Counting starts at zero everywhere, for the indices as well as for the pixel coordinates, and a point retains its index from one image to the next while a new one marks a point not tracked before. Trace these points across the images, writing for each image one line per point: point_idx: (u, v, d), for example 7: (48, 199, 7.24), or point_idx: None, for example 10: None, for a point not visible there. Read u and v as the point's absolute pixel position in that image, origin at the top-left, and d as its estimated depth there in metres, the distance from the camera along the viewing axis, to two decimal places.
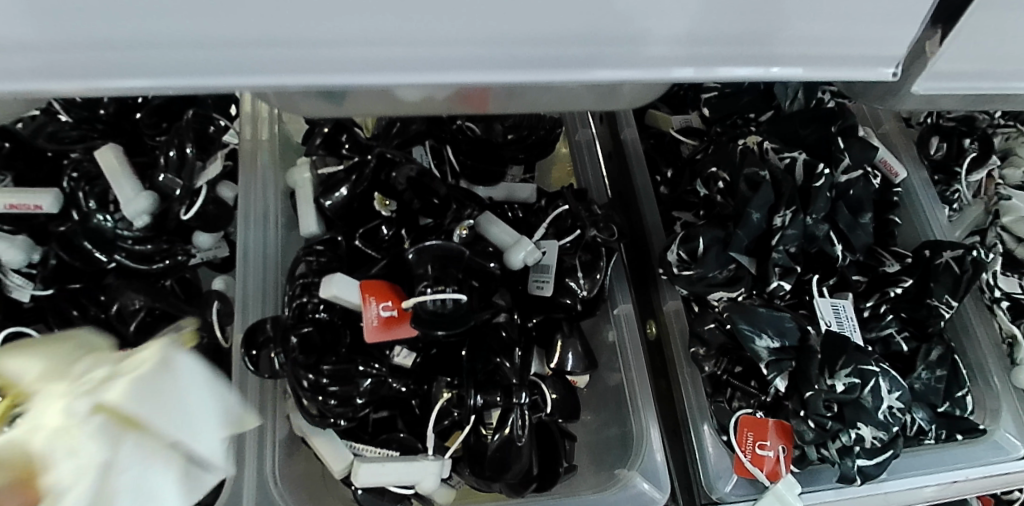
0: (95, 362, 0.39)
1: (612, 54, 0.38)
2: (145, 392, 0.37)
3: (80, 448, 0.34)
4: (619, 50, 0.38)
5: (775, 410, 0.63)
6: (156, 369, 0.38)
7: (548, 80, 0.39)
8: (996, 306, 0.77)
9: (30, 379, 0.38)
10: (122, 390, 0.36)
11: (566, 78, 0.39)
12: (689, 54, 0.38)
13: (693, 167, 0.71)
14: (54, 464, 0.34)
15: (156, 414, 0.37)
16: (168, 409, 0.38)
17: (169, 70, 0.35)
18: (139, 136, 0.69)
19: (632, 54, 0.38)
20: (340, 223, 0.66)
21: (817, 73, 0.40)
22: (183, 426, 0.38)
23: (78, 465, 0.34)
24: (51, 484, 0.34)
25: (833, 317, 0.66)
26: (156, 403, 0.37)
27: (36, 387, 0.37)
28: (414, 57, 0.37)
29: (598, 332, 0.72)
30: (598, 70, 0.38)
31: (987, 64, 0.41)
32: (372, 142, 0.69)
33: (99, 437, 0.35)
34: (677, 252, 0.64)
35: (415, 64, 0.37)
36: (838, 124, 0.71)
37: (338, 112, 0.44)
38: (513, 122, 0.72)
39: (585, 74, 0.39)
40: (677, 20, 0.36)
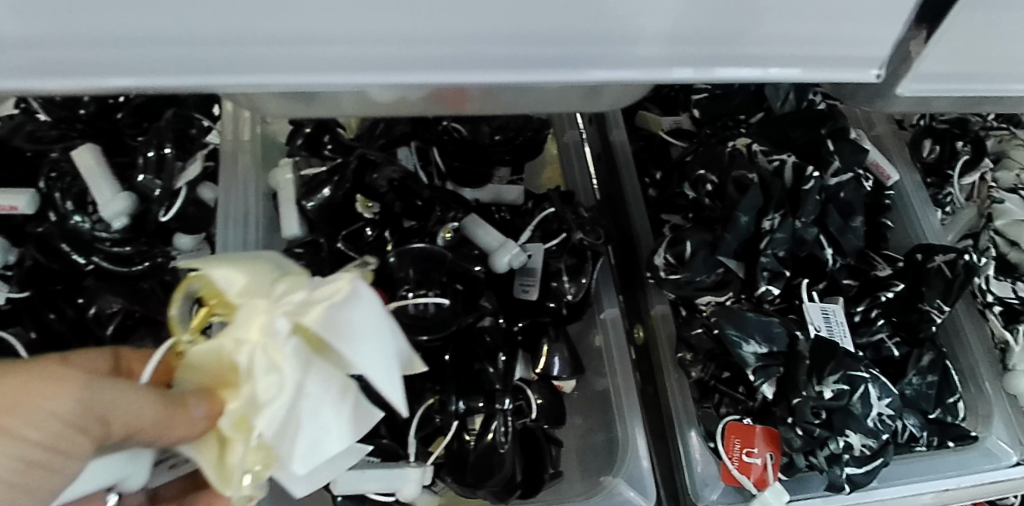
0: (292, 283, 0.40)
1: (587, 53, 0.37)
2: (337, 321, 0.39)
3: (277, 366, 0.39)
4: (595, 49, 0.36)
5: (763, 416, 0.61)
6: (344, 301, 0.39)
7: (521, 80, 0.38)
8: (989, 310, 0.75)
9: (236, 292, 0.40)
10: (318, 319, 0.39)
11: (539, 78, 0.38)
12: (653, 55, 0.37)
13: (681, 170, 0.70)
14: (255, 376, 0.39)
15: (343, 346, 0.38)
16: (355, 343, 0.39)
17: (130, 67, 0.34)
18: (119, 136, 0.68)
19: (601, 52, 0.37)
20: (323, 226, 0.64)
21: (798, 73, 0.39)
22: (368, 362, 0.39)
23: (274, 381, 0.39)
24: (252, 393, 0.39)
25: (824, 323, 0.65)
26: (341, 333, 0.39)
27: (240, 304, 0.40)
28: (384, 56, 0.36)
29: (585, 336, 0.71)
30: (587, 71, 0.37)
31: (972, 65, 0.40)
32: (355, 143, 0.68)
33: (295, 357, 0.39)
34: (664, 256, 0.64)
35: (384, 64, 0.36)
36: (828, 127, 0.70)
37: (306, 110, 0.42)
38: (500, 123, 0.71)
39: (576, 74, 0.37)
40: (649, 19, 0.35)
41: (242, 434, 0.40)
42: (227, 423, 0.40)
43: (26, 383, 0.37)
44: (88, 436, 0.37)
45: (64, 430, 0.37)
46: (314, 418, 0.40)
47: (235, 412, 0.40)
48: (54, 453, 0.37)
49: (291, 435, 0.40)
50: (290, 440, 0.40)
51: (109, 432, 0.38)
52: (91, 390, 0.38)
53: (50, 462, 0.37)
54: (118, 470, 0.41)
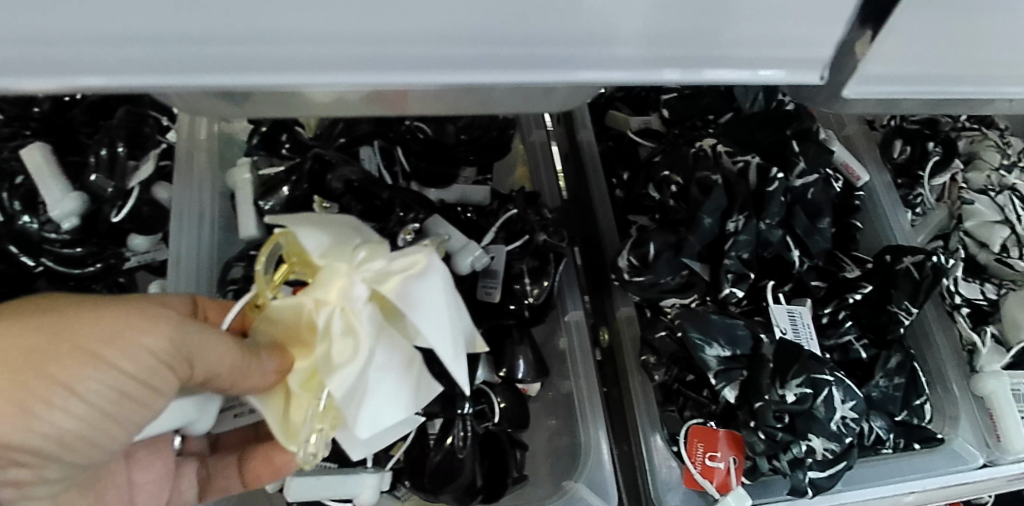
0: (372, 251, 0.43)
1: (541, 54, 0.36)
2: (412, 294, 0.42)
3: (353, 330, 0.42)
4: (550, 49, 0.36)
5: (726, 419, 0.62)
6: (420, 274, 0.43)
7: (466, 80, 0.37)
8: (956, 312, 0.76)
9: (319, 255, 0.43)
10: (394, 288, 0.42)
11: (487, 78, 0.37)
12: (631, 55, 0.37)
13: (648, 170, 0.69)
14: (331, 337, 0.42)
15: (415, 318, 0.42)
16: (425, 314, 0.42)
17: (46, 68, 0.33)
18: (72, 134, 0.66)
19: (576, 54, 0.36)
20: (282, 226, 0.63)
21: (742, 76, 0.39)
22: (435, 335, 0.42)
23: (349, 345, 0.42)
24: (325, 355, 0.42)
25: (790, 325, 0.64)
26: (416, 305, 0.42)
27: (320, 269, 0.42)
28: (319, 55, 0.35)
29: (550, 339, 0.70)
30: (579, 72, 0.37)
31: (918, 67, 0.40)
32: (313, 142, 0.67)
33: (371, 323, 0.42)
34: (627, 259, 0.63)
35: (319, 63, 0.35)
36: (794, 127, 0.69)
37: (243, 114, 0.42)
38: (465, 122, 0.69)
39: (565, 75, 0.37)
40: (628, 19, 0.35)
41: (314, 391, 0.44)
42: (298, 378, 0.44)
43: (121, 318, 0.38)
44: (177, 373, 0.40)
45: (161, 365, 0.39)
46: (378, 387, 0.43)
47: (311, 370, 0.44)
48: (149, 388, 0.38)
49: (358, 402, 0.42)
50: (357, 407, 0.42)
51: (194, 371, 0.41)
52: (185, 329, 0.40)
53: (143, 396, 0.38)
54: (185, 415, 0.45)
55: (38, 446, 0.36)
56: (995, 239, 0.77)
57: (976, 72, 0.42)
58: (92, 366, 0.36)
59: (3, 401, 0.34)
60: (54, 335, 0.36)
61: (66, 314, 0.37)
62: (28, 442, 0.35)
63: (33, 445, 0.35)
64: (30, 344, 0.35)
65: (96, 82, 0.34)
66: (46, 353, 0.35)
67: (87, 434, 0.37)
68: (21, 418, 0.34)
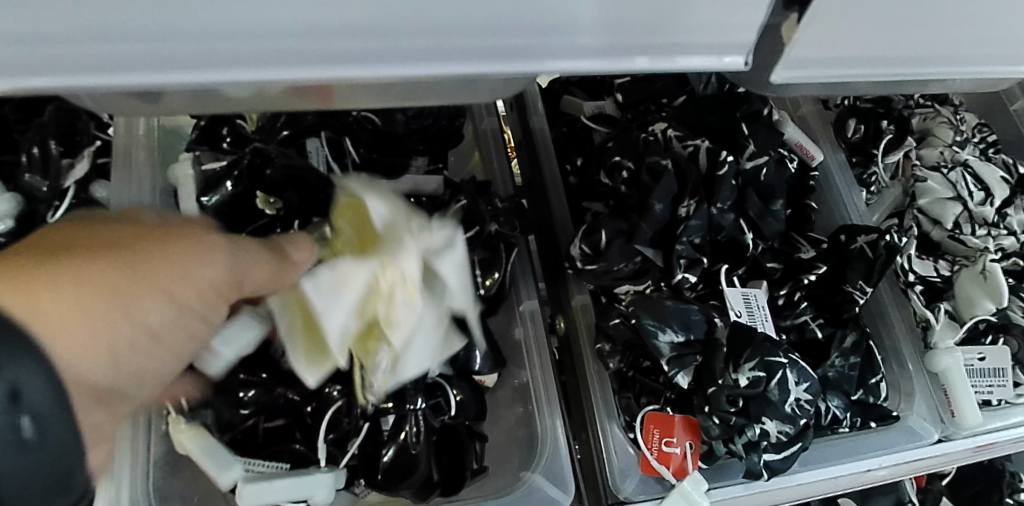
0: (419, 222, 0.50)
1: (484, 46, 0.36)
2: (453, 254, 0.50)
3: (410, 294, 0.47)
4: (490, 43, 0.36)
5: (682, 405, 0.62)
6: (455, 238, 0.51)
7: (400, 73, 0.36)
8: (911, 290, 0.76)
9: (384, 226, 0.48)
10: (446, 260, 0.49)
11: (421, 72, 0.36)
12: (597, 43, 0.37)
13: (600, 156, 0.68)
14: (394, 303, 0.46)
15: (461, 276, 0.50)
16: (463, 274, 0.50)
17: None
18: (5, 132, 0.64)
19: (540, 44, 0.36)
20: (224, 224, 0.61)
21: (675, 62, 0.39)
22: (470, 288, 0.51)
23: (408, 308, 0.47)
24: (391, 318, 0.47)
25: (744, 308, 0.64)
26: (457, 263, 0.50)
27: (385, 232, 0.48)
28: (239, 47, 0.33)
29: (505, 330, 0.69)
30: (551, 61, 0.37)
31: (850, 50, 0.40)
32: (255, 135, 0.66)
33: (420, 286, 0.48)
34: (580, 247, 0.62)
35: (239, 58, 0.33)
36: (743, 110, 0.70)
37: (160, 110, 0.40)
38: (415, 111, 0.68)
39: (540, 66, 0.37)
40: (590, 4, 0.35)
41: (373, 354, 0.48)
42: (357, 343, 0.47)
43: (175, 250, 0.40)
44: (224, 294, 0.43)
45: (210, 291, 0.42)
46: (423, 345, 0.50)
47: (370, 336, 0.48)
48: (202, 308, 0.42)
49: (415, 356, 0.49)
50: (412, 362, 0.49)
51: (236, 292, 0.44)
52: (230, 257, 0.43)
53: (195, 315, 0.42)
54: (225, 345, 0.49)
55: (121, 366, 0.37)
56: (948, 215, 0.78)
57: (918, 54, 0.42)
58: (161, 293, 0.38)
59: (104, 320, 0.35)
60: (118, 264, 0.36)
61: (124, 247, 0.38)
62: (117, 363, 0.37)
63: (118, 364, 0.37)
64: (108, 271, 0.36)
65: None
66: (128, 277, 0.36)
67: (148, 355, 0.39)
68: (113, 338, 0.36)
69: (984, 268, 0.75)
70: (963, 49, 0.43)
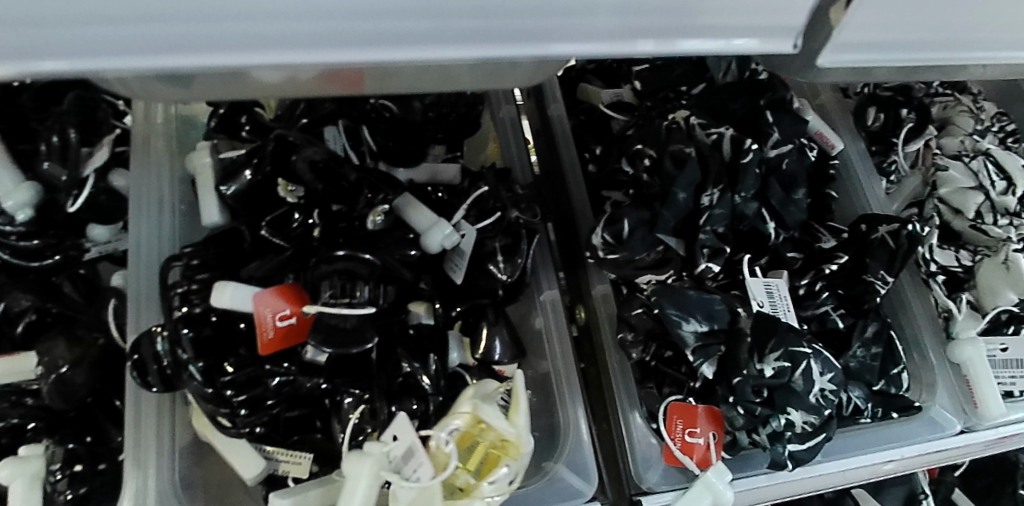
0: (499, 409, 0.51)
1: (500, 28, 0.35)
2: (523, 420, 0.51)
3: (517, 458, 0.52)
4: (511, 26, 0.35)
5: (706, 395, 0.61)
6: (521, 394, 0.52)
7: (438, 56, 0.35)
8: (933, 279, 0.76)
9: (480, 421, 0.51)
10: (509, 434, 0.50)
11: (458, 54, 0.35)
12: (629, 25, 0.36)
13: (620, 145, 0.68)
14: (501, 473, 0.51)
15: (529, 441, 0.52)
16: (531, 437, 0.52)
17: None
18: (22, 120, 0.63)
19: (582, 26, 0.36)
20: (243, 212, 0.60)
21: (718, 43, 0.38)
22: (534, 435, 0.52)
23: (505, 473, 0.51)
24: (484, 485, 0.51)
25: (767, 298, 0.63)
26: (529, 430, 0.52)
27: (521, 443, 0.50)
28: (265, 30, 0.32)
29: (525, 320, 0.69)
30: (599, 41, 0.36)
31: (898, 33, 0.40)
32: (275, 123, 0.65)
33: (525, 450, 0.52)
34: (602, 235, 0.61)
35: (263, 42, 0.33)
36: (768, 98, 0.69)
37: (185, 95, 0.40)
38: (433, 99, 0.66)
39: (547, 51, 0.36)
40: None
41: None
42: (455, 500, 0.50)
43: None
44: None
45: None
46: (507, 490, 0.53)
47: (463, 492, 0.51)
48: None
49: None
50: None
51: None
52: None
53: None
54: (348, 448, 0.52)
55: None
56: (969, 205, 0.77)
57: (944, 39, 0.41)
58: None
59: None
60: None
61: None
62: None
63: None
64: None
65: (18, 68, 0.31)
66: None
67: None
68: None
69: (1007, 258, 0.74)
70: (990, 34, 0.42)
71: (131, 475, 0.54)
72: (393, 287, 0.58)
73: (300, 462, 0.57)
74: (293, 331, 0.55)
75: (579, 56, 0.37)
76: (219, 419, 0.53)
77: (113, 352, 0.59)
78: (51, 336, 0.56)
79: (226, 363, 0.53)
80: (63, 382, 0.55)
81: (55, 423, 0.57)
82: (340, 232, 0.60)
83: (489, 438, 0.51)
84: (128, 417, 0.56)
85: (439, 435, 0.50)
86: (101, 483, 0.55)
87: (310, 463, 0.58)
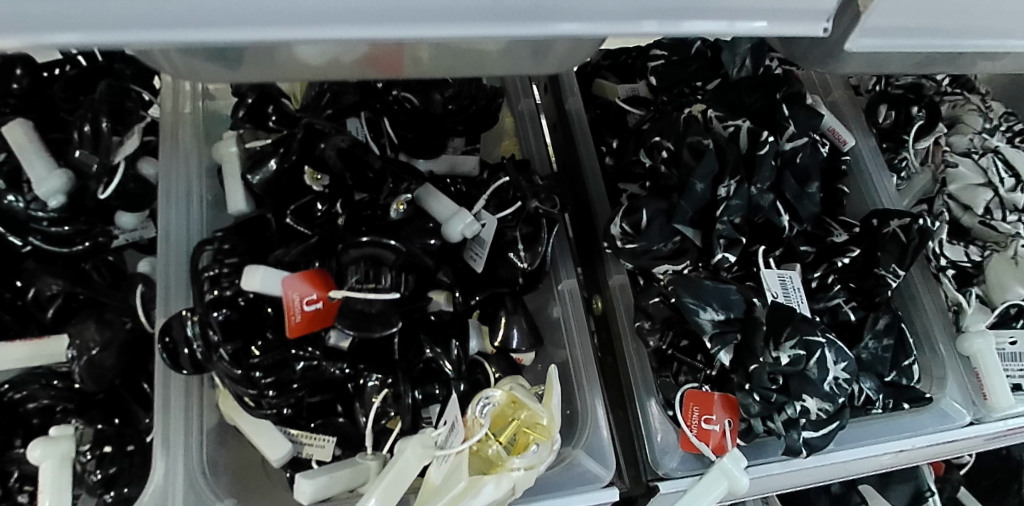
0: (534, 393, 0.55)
1: (515, 6, 0.35)
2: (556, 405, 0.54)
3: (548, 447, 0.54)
4: (525, 6, 0.36)
5: (721, 383, 0.63)
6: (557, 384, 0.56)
7: (476, 34, 0.36)
8: (943, 275, 0.76)
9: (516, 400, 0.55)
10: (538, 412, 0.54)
11: (495, 33, 0.36)
12: (664, 5, 0.37)
13: (638, 137, 0.70)
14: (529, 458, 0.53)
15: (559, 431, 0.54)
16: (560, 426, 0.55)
17: (25, 19, 0.31)
18: (51, 110, 0.64)
19: (617, 7, 0.37)
20: (270, 200, 0.62)
21: (747, 26, 0.39)
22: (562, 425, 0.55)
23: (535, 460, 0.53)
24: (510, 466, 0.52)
25: (781, 289, 0.64)
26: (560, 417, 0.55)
27: (551, 429, 0.53)
28: (291, 5, 0.33)
29: (542, 309, 0.70)
30: (630, 21, 0.37)
31: (925, 17, 0.41)
32: (301, 113, 0.66)
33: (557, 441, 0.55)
34: (621, 225, 0.63)
35: (286, 19, 0.33)
36: (782, 92, 0.71)
37: (225, 74, 0.41)
38: (453, 93, 0.68)
39: (545, 28, 0.37)
40: None
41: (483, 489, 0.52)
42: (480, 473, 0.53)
43: None
44: None
45: None
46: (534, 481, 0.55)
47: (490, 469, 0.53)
48: None
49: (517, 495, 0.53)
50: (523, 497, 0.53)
51: None
52: None
53: None
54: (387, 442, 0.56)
55: None
56: (978, 202, 0.79)
57: (957, 26, 0.42)
58: None
59: None
60: None
61: None
62: None
63: None
64: None
65: (73, 37, 0.32)
66: None
67: None
68: None
69: (1016, 254, 0.75)
70: (1000, 22, 0.43)
71: (159, 454, 0.55)
72: (414, 276, 0.58)
73: (324, 446, 0.58)
74: (321, 314, 0.55)
75: (612, 37, 0.38)
76: (245, 400, 0.54)
77: (140, 335, 0.59)
78: (81, 319, 0.57)
79: (254, 346, 0.54)
80: (93, 365, 0.56)
81: (84, 404, 0.58)
82: (364, 219, 0.61)
83: (524, 417, 0.55)
84: (159, 396, 0.57)
85: (477, 408, 0.54)
86: (130, 463, 0.56)
87: (334, 447, 0.59)
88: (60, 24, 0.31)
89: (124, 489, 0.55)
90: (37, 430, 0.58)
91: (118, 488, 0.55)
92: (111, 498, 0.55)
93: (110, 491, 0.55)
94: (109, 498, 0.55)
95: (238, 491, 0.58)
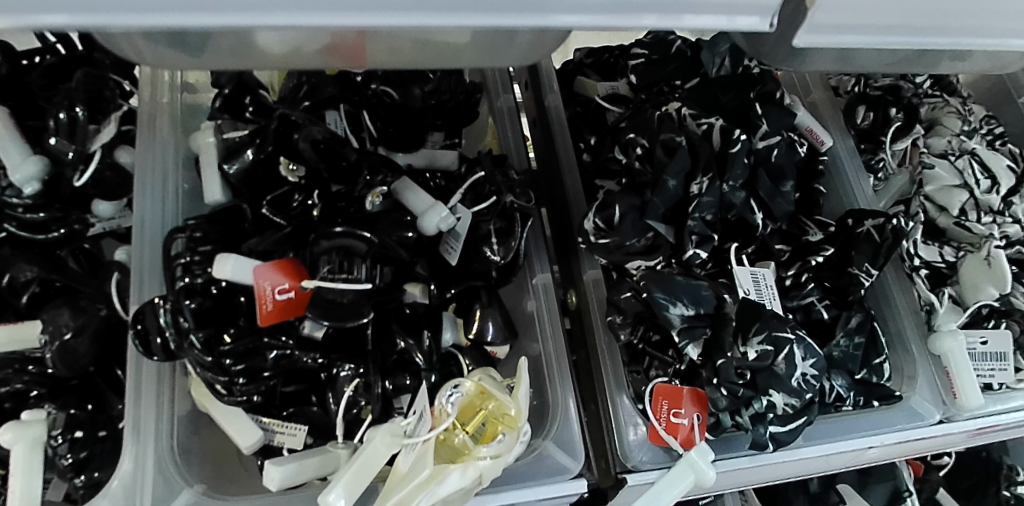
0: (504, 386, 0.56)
1: None
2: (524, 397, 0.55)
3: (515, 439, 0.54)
4: None
5: (691, 377, 0.64)
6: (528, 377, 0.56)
7: (436, 22, 0.36)
8: (915, 274, 0.77)
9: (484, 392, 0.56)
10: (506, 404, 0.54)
11: (457, 22, 0.37)
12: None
13: (614, 135, 0.70)
14: None
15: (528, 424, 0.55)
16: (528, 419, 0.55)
17: None
18: (30, 98, 0.64)
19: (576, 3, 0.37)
20: (246, 191, 0.62)
21: (703, 19, 0.40)
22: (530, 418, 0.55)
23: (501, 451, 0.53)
24: None
25: (753, 286, 0.65)
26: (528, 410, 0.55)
27: (518, 419, 0.54)
28: None
29: (518, 303, 0.71)
30: (591, 10, 0.37)
31: (874, 15, 0.42)
32: (277, 105, 0.66)
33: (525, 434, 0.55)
34: (593, 221, 0.63)
35: (266, 4, 0.34)
36: (756, 91, 0.72)
37: (190, 60, 0.41)
38: (433, 87, 0.68)
39: (545, 20, 0.38)
40: None
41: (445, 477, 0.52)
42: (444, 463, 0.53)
43: None
44: None
45: None
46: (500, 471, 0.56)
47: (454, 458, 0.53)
48: None
49: None
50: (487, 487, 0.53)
51: None
52: None
53: None
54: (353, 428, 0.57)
55: None
56: (954, 203, 0.79)
57: (910, 25, 0.43)
58: None
59: None
60: None
61: None
62: None
63: None
64: None
65: (30, 19, 0.32)
66: None
67: None
68: None
69: (989, 255, 0.76)
70: (983, 22, 0.44)
71: (128, 439, 0.55)
72: (390, 267, 0.60)
73: (296, 434, 0.59)
74: (293, 303, 0.55)
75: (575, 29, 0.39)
76: (216, 387, 0.55)
77: (115, 322, 0.60)
78: (55, 305, 0.57)
79: (225, 333, 0.55)
80: (66, 350, 0.56)
81: (57, 389, 0.59)
82: (340, 211, 0.61)
83: (492, 407, 0.55)
84: (131, 384, 0.57)
85: (444, 397, 0.55)
86: (101, 449, 0.57)
87: (305, 435, 0.59)
88: (22, 9, 0.32)
89: (95, 473, 0.57)
90: (8, 415, 0.58)
91: (88, 473, 0.56)
92: (82, 481, 0.56)
93: (81, 475, 0.56)
94: (80, 482, 0.56)
95: (210, 479, 0.58)
